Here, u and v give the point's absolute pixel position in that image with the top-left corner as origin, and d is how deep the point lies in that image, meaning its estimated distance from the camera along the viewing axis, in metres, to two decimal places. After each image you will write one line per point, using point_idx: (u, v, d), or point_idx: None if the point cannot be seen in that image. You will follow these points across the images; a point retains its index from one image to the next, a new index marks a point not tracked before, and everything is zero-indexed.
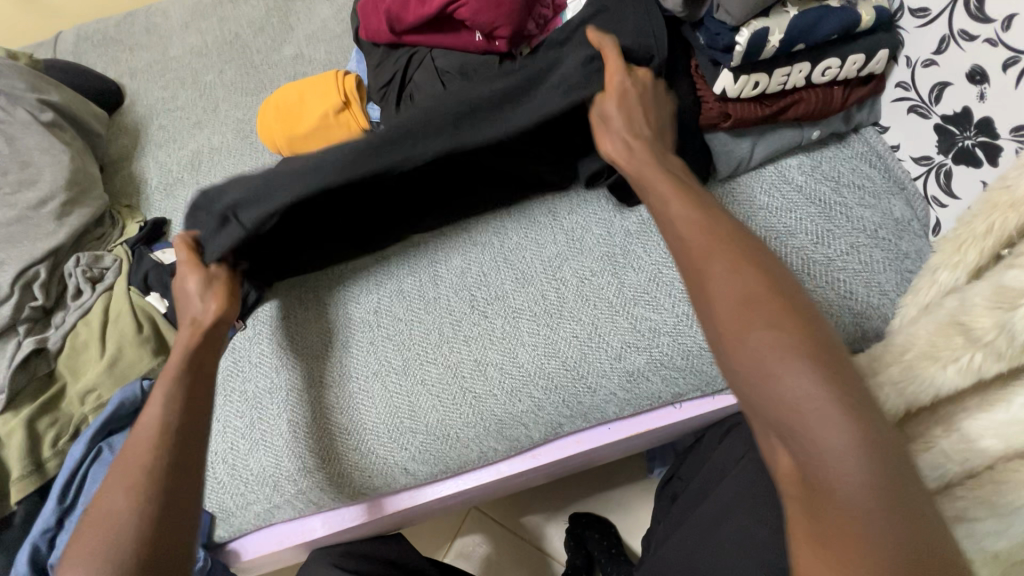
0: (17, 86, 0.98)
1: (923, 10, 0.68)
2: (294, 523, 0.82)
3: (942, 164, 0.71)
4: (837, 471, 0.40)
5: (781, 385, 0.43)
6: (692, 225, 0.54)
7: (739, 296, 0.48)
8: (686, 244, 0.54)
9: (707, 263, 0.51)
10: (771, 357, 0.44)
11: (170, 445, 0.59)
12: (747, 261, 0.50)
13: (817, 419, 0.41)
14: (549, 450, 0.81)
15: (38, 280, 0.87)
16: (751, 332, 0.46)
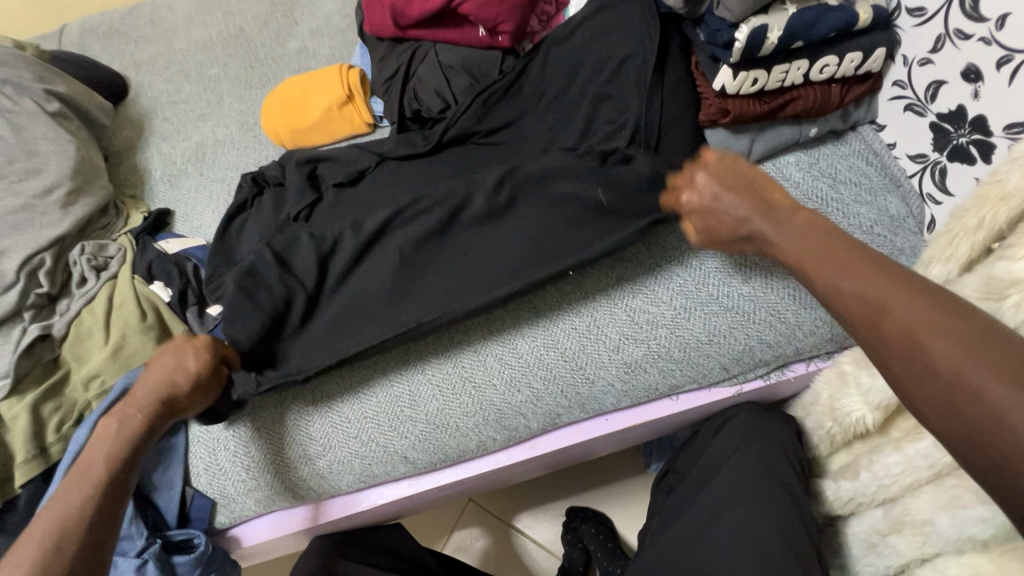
0: (24, 76, 0.99)
1: (920, 9, 0.69)
2: (302, 507, 0.83)
3: (937, 162, 0.72)
4: (993, 421, 0.39)
5: (994, 413, 0.39)
6: (858, 282, 0.47)
7: (925, 341, 0.43)
8: (855, 304, 0.47)
9: (883, 321, 0.45)
10: (976, 385, 0.40)
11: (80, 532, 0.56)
12: (911, 297, 0.45)
13: (962, 374, 0.41)
14: (548, 440, 0.82)
15: (44, 267, 0.88)
16: (944, 371, 0.42)
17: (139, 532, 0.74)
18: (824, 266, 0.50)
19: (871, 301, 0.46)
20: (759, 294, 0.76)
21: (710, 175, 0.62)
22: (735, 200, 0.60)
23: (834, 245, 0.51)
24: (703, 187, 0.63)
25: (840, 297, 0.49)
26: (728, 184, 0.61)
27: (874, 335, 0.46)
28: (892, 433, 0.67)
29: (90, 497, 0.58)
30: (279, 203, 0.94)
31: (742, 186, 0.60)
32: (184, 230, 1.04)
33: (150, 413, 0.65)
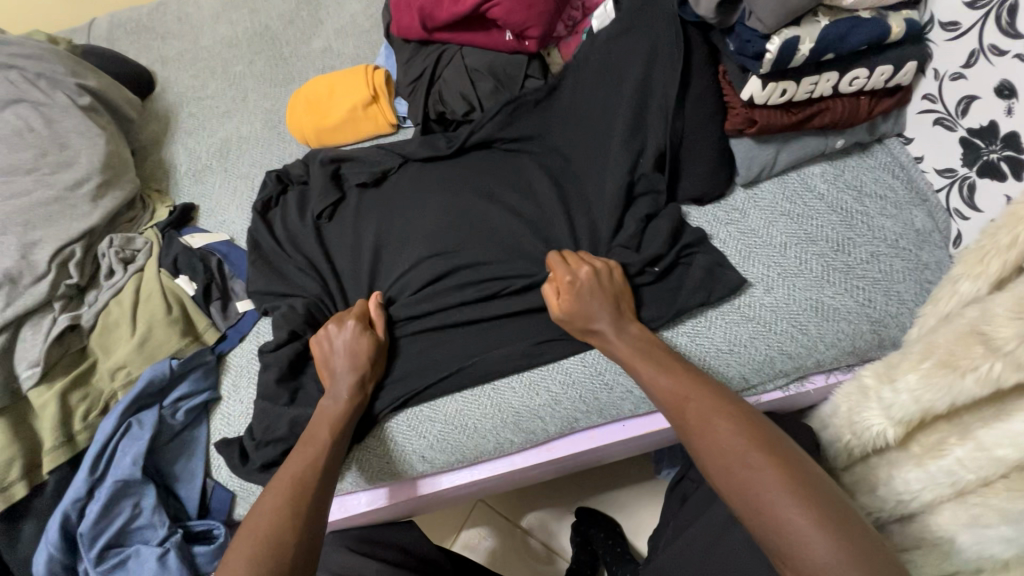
0: (57, 70, 1.01)
1: (953, 23, 0.68)
2: (383, 490, 0.83)
3: (966, 177, 0.72)
4: (787, 529, 0.49)
5: (783, 526, 0.50)
6: (666, 380, 0.64)
7: (720, 439, 0.56)
8: (666, 397, 0.63)
9: (686, 413, 0.61)
10: (765, 492, 0.51)
11: (317, 485, 0.65)
12: (703, 394, 0.61)
13: (764, 494, 0.52)
14: (564, 445, 0.82)
15: (73, 259, 0.90)
16: (742, 474, 0.53)
17: (161, 522, 0.76)
18: (647, 362, 0.67)
19: (675, 396, 0.62)
20: (780, 305, 0.75)
21: (591, 268, 0.74)
22: (591, 297, 0.72)
23: (651, 350, 0.69)
24: (581, 277, 0.73)
25: (660, 391, 0.64)
26: (595, 288, 0.73)
27: (680, 422, 0.61)
28: (912, 449, 0.64)
29: (315, 459, 0.68)
30: (303, 202, 0.96)
31: (599, 286, 0.73)
32: (208, 225, 1.06)
33: (342, 389, 0.75)
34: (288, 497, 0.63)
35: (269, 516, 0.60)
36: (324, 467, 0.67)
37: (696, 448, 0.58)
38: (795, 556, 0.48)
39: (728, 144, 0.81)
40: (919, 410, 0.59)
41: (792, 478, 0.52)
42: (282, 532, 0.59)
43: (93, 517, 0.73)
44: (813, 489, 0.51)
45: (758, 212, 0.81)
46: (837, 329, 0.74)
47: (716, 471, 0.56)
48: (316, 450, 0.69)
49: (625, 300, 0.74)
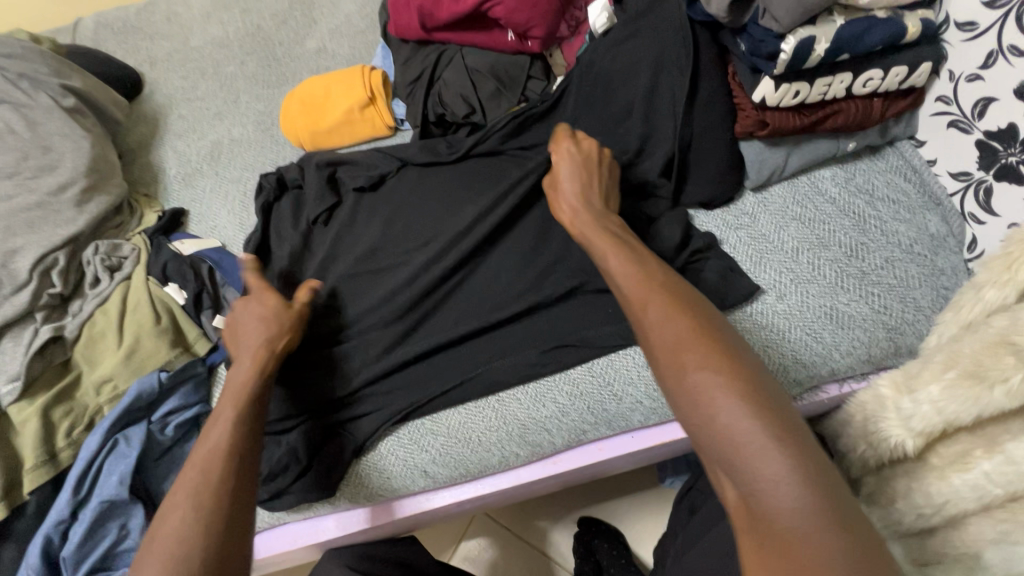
0: (40, 70, 0.97)
1: (970, 23, 0.66)
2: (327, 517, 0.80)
3: (982, 181, 0.70)
4: (718, 427, 0.46)
5: (715, 425, 0.46)
6: (633, 274, 0.59)
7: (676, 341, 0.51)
8: (627, 293, 0.58)
9: (647, 309, 0.55)
10: (714, 398, 0.47)
11: (233, 467, 0.58)
12: (669, 295, 0.56)
13: (703, 392, 0.48)
14: (571, 458, 0.79)
15: (57, 266, 0.86)
16: (695, 376, 0.49)
17: None
18: (618, 251, 0.63)
19: (638, 293, 0.57)
20: (793, 312, 0.73)
21: (583, 162, 0.73)
22: (571, 186, 0.71)
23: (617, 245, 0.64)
24: (565, 171, 0.72)
25: (624, 286, 0.59)
26: (583, 177, 0.71)
27: (639, 316, 0.56)
28: (932, 461, 0.62)
29: (233, 438, 0.60)
30: (298, 207, 0.93)
31: (585, 171, 0.72)
32: (198, 230, 1.02)
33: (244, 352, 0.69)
34: (194, 485, 0.56)
35: (181, 518, 0.53)
36: (232, 448, 0.59)
37: (652, 348, 0.53)
38: (737, 463, 0.44)
39: (739, 147, 0.79)
40: (942, 421, 0.57)
41: (748, 387, 0.47)
42: (191, 526, 0.53)
43: (77, 540, 0.70)
44: (757, 395, 0.46)
45: (768, 217, 0.79)
46: (852, 337, 0.72)
47: (668, 374, 0.51)
48: (221, 429, 0.61)
49: (609, 195, 0.72)
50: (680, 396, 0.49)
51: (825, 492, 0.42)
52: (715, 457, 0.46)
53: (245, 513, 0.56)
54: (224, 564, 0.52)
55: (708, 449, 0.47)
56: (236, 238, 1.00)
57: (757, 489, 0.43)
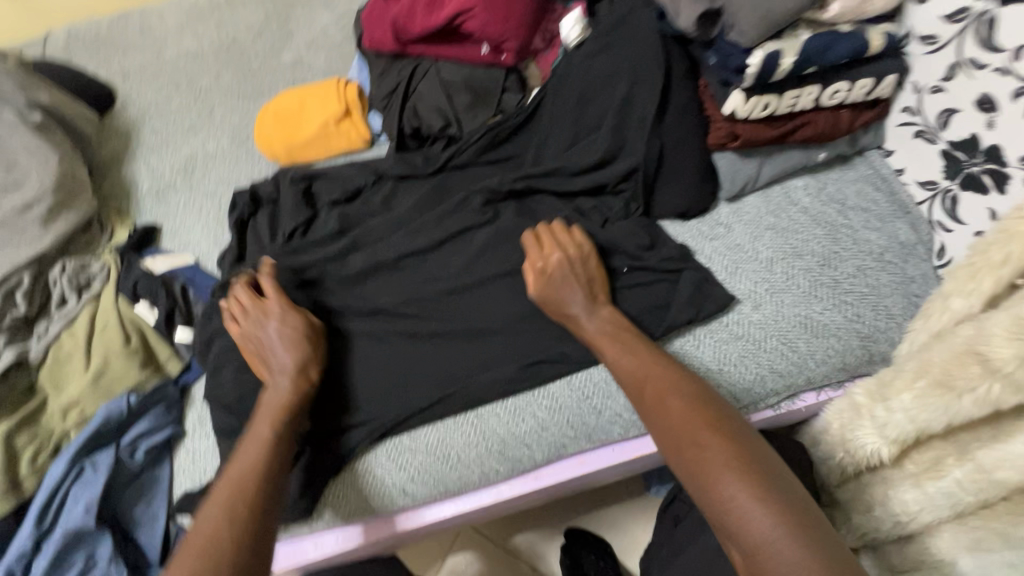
0: (4, 85, 0.95)
1: (932, 37, 0.67)
2: (358, 528, 0.78)
3: (947, 190, 0.72)
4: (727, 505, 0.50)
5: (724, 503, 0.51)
6: (628, 358, 0.65)
7: (673, 418, 0.58)
8: (627, 377, 0.64)
9: (645, 393, 0.61)
10: (712, 473, 0.52)
11: (264, 482, 0.61)
12: (661, 375, 0.62)
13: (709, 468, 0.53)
14: (552, 472, 0.79)
15: (21, 287, 0.84)
16: (694, 450, 0.54)
17: (117, 574, 0.71)
18: (612, 342, 0.67)
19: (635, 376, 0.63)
20: (768, 321, 0.74)
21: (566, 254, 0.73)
22: (559, 286, 0.71)
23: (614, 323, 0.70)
24: (552, 263, 0.72)
25: (620, 368, 0.65)
26: (569, 272, 0.71)
27: (639, 400, 0.62)
28: (907, 468, 0.62)
29: (262, 454, 0.64)
30: (275, 222, 0.91)
31: (569, 274, 0.71)
32: (171, 247, 1.00)
33: (278, 377, 0.70)
34: (228, 499, 0.59)
35: (213, 522, 0.56)
36: (267, 464, 0.63)
37: (653, 427, 0.59)
38: (737, 532, 0.49)
39: (711, 158, 0.79)
40: (915, 429, 0.58)
41: (740, 458, 0.52)
42: (224, 531, 0.56)
43: (42, 571, 0.68)
44: (757, 467, 0.52)
45: (743, 227, 0.80)
46: (827, 345, 0.72)
47: (670, 451, 0.56)
48: (260, 447, 0.65)
49: (600, 285, 0.73)
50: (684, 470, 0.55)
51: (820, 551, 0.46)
52: (721, 527, 0.51)
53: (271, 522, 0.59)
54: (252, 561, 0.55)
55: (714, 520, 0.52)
56: (210, 254, 0.98)
57: (760, 558, 0.48)
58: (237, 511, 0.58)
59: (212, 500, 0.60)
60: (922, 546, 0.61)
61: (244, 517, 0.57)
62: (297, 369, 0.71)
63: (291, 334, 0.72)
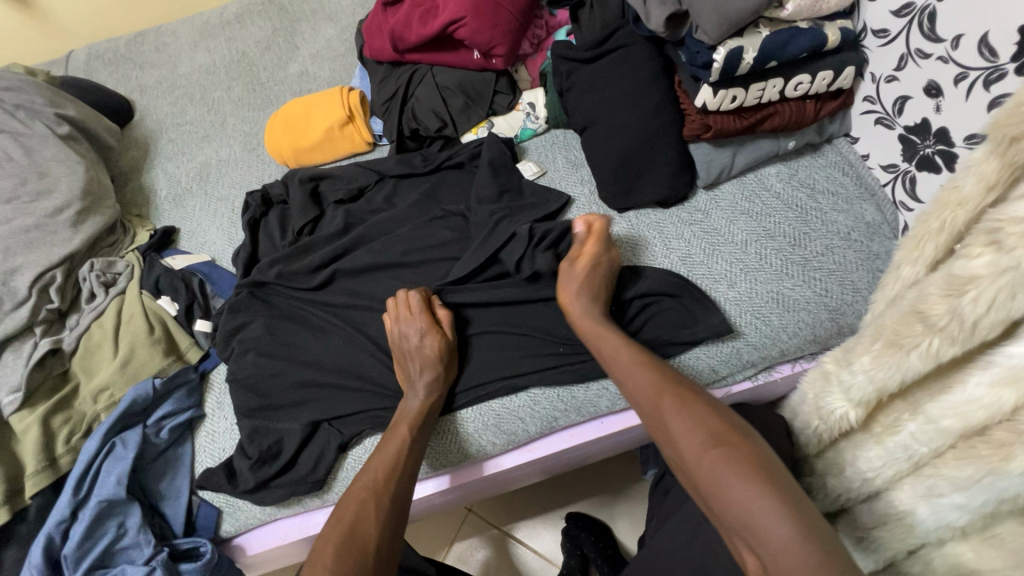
0: (36, 101, 1.03)
1: (884, 30, 0.74)
2: (444, 476, 0.83)
3: (907, 171, 0.77)
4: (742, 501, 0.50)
5: (739, 503, 0.50)
6: (637, 368, 0.68)
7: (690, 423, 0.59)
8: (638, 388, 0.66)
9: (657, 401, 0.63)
10: (730, 475, 0.52)
11: (398, 472, 0.68)
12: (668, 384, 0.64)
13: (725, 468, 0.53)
14: (546, 444, 0.84)
15: (54, 283, 0.91)
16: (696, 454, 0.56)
17: (147, 540, 0.75)
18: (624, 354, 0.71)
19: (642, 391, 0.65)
20: (743, 298, 0.79)
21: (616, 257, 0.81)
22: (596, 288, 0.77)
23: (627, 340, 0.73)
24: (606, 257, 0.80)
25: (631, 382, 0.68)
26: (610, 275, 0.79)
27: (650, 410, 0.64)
28: (873, 429, 0.65)
29: (397, 452, 0.70)
30: (284, 221, 0.99)
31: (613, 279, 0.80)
32: (188, 247, 1.07)
33: (417, 386, 0.76)
34: (369, 484, 0.66)
35: (355, 506, 0.63)
36: (405, 461, 0.69)
37: (670, 439, 0.60)
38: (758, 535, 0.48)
39: (687, 148, 0.85)
40: (875, 390, 0.61)
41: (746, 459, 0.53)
42: (367, 513, 0.63)
43: (77, 539, 0.73)
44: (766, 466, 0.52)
45: (720, 212, 0.86)
46: (797, 319, 0.77)
47: (691, 455, 0.56)
48: (397, 445, 0.70)
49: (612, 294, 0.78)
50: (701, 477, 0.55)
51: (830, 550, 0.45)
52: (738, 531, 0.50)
53: (400, 511, 0.65)
54: (394, 543, 0.62)
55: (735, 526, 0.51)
56: (224, 252, 1.05)
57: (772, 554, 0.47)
58: (382, 503, 0.64)
59: (353, 488, 0.66)
60: (885, 502, 0.64)
61: (385, 508, 0.64)
62: (433, 385, 0.76)
63: (433, 352, 0.77)
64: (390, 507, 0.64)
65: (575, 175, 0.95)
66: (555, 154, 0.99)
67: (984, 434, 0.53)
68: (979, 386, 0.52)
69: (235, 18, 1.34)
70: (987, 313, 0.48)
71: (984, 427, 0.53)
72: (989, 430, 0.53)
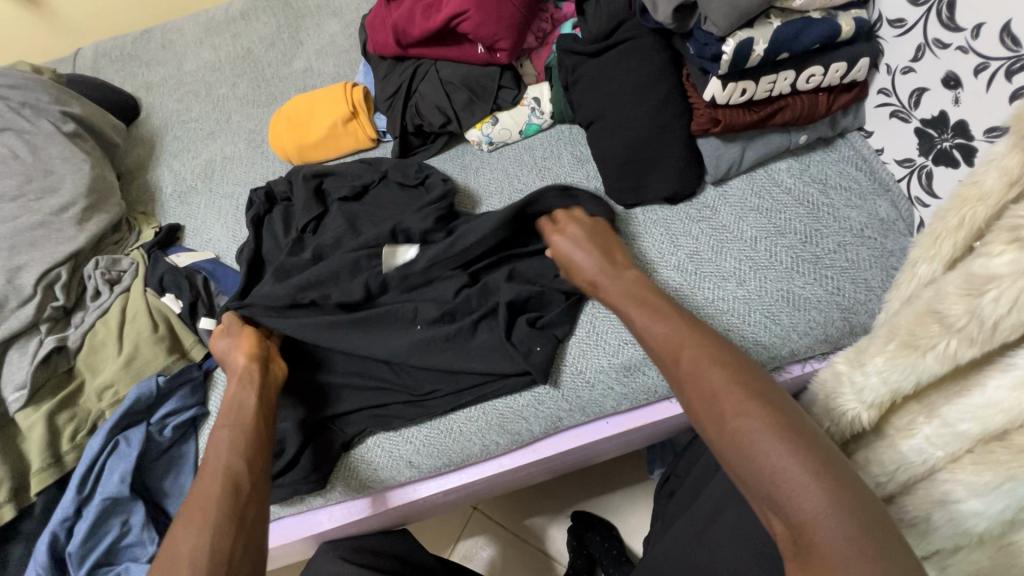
0: (41, 99, 1.03)
1: (900, 20, 0.72)
2: (366, 498, 0.82)
3: (923, 166, 0.75)
4: (766, 463, 0.46)
5: (759, 468, 0.46)
6: (658, 325, 0.62)
7: (704, 381, 0.53)
8: (657, 340, 0.61)
9: (678, 358, 0.57)
10: (751, 434, 0.48)
11: (228, 481, 0.62)
12: (698, 342, 0.57)
13: (747, 431, 0.48)
14: (550, 444, 0.83)
15: (60, 281, 0.91)
16: (732, 418, 0.49)
17: (150, 538, 0.77)
18: (643, 309, 0.66)
19: (667, 345, 0.59)
20: (753, 296, 0.77)
21: (580, 228, 0.79)
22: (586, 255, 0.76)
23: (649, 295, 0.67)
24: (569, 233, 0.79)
25: (654, 337, 0.62)
26: (586, 242, 0.77)
27: (668, 367, 0.58)
28: (886, 431, 0.63)
29: (220, 461, 0.65)
30: (288, 218, 0.98)
31: (590, 240, 0.78)
32: (193, 244, 1.07)
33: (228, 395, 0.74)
34: (198, 497, 0.61)
35: (181, 526, 0.59)
36: (232, 466, 0.64)
37: (687, 396, 0.55)
38: (784, 505, 0.44)
39: (695, 143, 0.83)
40: (889, 392, 0.58)
41: (784, 421, 0.48)
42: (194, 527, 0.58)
43: (82, 536, 0.74)
44: (793, 425, 0.48)
45: (728, 209, 0.84)
46: (808, 318, 0.75)
47: (708, 416, 0.51)
48: (218, 455, 0.65)
49: (614, 247, 0.77)
50: (720, 440, 0.50)
51: (872, 523, 0.42)
52: (760, 496, 0.47)
53: (235, 511, 0.60)
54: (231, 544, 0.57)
55: (756, 491, 0.47)
56: (228, 249, 1.04)
57: (807, 529, 0.43)
58: (207, 513, 0.59)
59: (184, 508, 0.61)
60: (899, 506, 0.62)
61: (212, 516, 0.58)
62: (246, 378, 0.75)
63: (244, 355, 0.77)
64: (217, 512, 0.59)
65: (581, 173, 0.94)
66: (560, 149, 0.97)
67: (1004, 439, 0.52)
68: (999, 389, 0.51)
69: (240, 14, 1.33)
70: (1006, 314, 0.47)
71: (1003, 432, 0.52)
72: (1010, 434, 0.51)
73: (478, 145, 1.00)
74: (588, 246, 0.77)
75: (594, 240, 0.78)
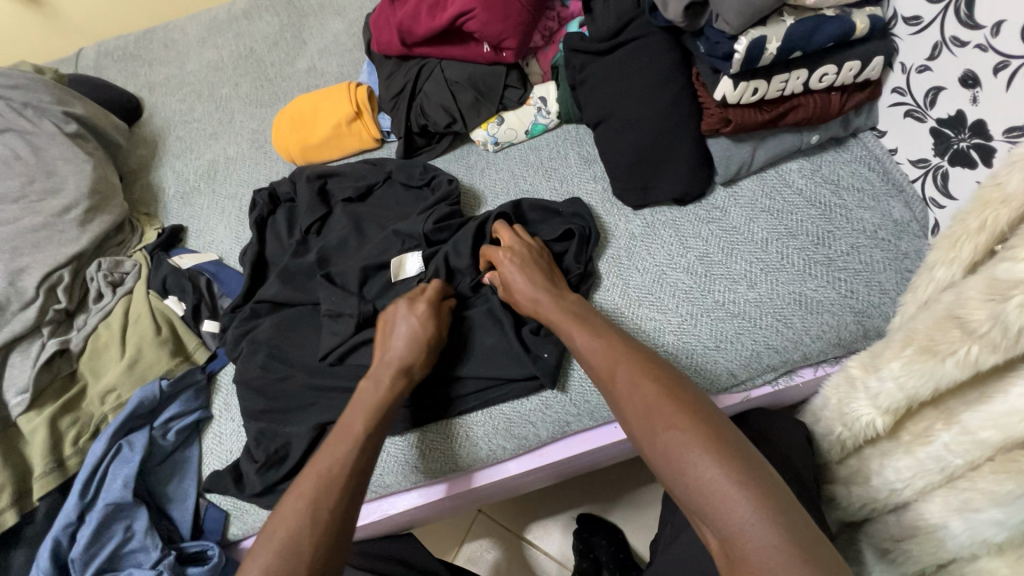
0: (43, 98, 1.02)
1: (916, 17, 0.70)
2: (406, 495, 0.82)
3: (939, 166, 0.73)
4: (695, 476, 0.47)
5: (691, 482, 0.48)
6: (594, 343, 0.65)
7: (637, 397, 0.56)
8: (592, 358, 0.64)
9: (613, 376, 0.60)
10: (682, 450, 0.49)
11: (346, 480, 0.59)
12: (632, 359, 0.60)
13: (675, 445, 0.50)
14: (558, 449, 0.81)
15: (62, 284, 0.91)
16: (664, 434, 0.51)
17: (154, 544, 0.75)
18: (580, 328, 0.68)
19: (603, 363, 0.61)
20: (763, 299, 0.76)
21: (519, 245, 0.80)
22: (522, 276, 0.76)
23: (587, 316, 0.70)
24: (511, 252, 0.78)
25: (589, 356, 0.64)
26: (526, 262, 0.77)
27: (606, 386, 0.61)
28: (902, 437, 0.62)
29: (347, 453, 0.62)
30: (292, 219, 0.97)
31: (533, 260, 0.78)
32: (196, 245, 1.06)
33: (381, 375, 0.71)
34: (316, 485, 0.58)
35: (294, 515, 0.56)
36: (363, 459, 0.62)
37: (625, 413, 0.57)
38: (715, 519, 0.45)
39: (705, 143, 0.82)
40: (905, 398, 0.57)
41: (711, 436, 0.49)
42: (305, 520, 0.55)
43: (84, 542, 0.72)
44: (722, 439, 0.49)
45: (738, 210, 0.83)
46: (820, 321, 0.74)
47: (642, 432, 0.53)
48: (348, 444, 0.63)
49: (557, 274, 0.78)
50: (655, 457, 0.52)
51: (797, 530, 0.43)
52: (697, 512, 0.48)
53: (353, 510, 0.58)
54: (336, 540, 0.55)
55: (691, 504, 0.48)
56: (231, 251, 1.03)
57: (737, 543, 0.44)
58: (335, 495, 0.58)
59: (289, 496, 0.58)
60: (915, 514, 0.60)
61: (336, 498, 0.58)
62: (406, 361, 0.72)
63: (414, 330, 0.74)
64: (338, 502, 0.57)
65: (589, 174, 0.93)
66: (566, 150, 0.96)
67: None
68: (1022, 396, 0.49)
69: (243, 13, 1.32)
70: None
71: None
72: None
73: (483, 145, 0.99)
74: (530, 263, 0.77)
75: (536, 261, 0.78)
